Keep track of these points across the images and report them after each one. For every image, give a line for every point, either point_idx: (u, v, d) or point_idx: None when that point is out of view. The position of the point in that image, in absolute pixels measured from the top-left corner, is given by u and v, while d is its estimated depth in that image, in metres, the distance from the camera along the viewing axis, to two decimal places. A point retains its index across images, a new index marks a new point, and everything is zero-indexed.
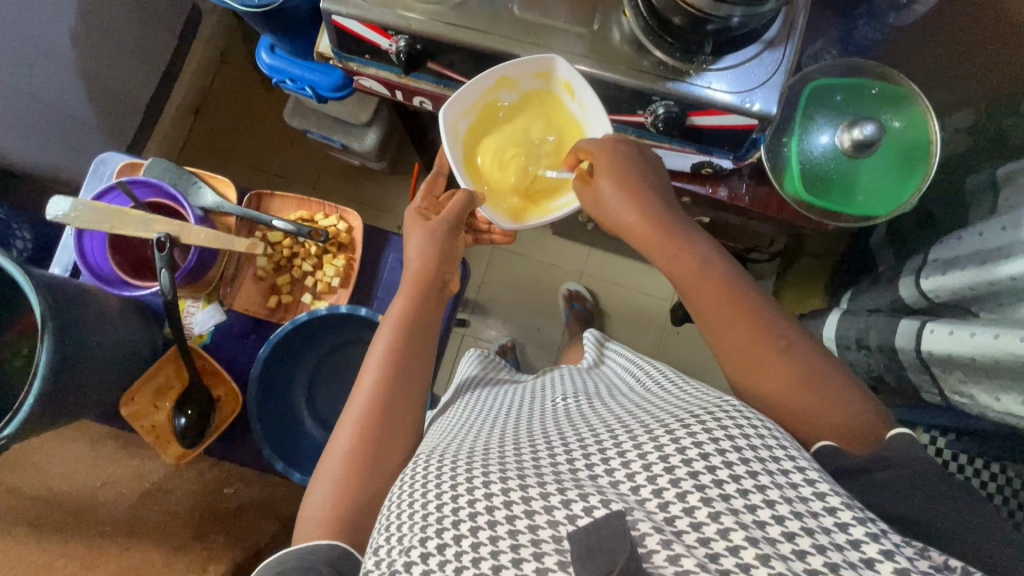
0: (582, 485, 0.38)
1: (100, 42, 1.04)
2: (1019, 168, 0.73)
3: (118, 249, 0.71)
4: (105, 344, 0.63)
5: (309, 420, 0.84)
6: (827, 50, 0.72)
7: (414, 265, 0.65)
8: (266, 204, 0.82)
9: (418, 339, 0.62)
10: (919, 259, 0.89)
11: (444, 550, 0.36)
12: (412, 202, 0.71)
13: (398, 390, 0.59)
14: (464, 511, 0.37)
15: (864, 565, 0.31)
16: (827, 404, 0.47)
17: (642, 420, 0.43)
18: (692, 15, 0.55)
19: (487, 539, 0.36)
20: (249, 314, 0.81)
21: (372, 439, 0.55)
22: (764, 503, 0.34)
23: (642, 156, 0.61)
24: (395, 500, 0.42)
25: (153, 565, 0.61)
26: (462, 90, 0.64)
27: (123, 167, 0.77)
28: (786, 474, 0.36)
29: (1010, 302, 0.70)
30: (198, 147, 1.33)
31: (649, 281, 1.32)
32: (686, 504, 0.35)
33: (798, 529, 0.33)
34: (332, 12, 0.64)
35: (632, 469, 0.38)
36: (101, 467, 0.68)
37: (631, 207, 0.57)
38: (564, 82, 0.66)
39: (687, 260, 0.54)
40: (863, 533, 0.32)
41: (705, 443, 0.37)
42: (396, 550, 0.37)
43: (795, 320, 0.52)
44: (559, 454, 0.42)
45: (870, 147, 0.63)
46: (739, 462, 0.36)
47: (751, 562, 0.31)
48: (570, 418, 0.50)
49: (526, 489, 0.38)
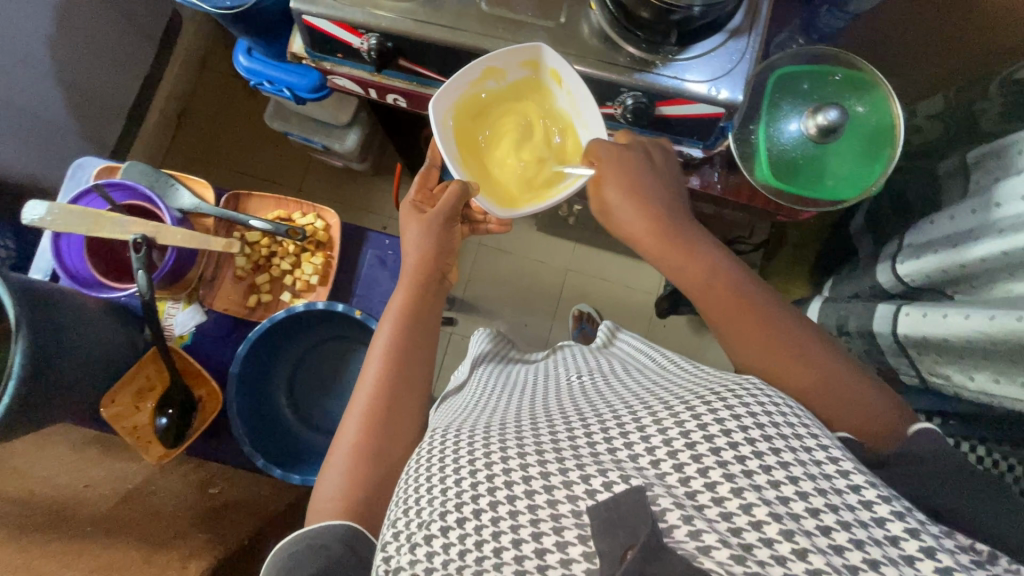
0: (600, 460, 0.38)
1: (78, 50, 1.04)
2: (987, 151, 0.74)
3: (95, 252, 0.72)
4: (81, 347, 0.64)
5: (291, 416, 0.88)
6: (792, 41, 0.74)
7: (412, 258, 0.67)
8: (244, 205, 0.83)
9: (418, 331, 0.63)
10: (895, 244, 0.90)
11: (464, 523, 0.37)
12: (407, 196, 0.72)
13: (402, 380, 0.60)
14: (483, 486, 0.38)
15: (890, 543, 0.30)
16: (818, 378, 0.48)
17: (663, 397, 0.42)
18: (656, 7, 0.56)
19: (507, 513, 0.36)
20: (230, 314, 0.82)
21: (377, 429, 0.56)
22: (788, 479, 0.33)
23: (656, 162, 0.63)
24: (412, 475, 0.43)
25: (135, 562, 0.58)
26: (451, 82, 0.64)
27: (100, 171, 0.78)
28: (809, 452, 0.34)
29: (983, 283, 0.71)
30: (182, 152, 1.33)
31: (634, 275, 1.33)
32: (707, 478, 0.34)
33: (823, 506, 0.31)
34: (302, 12, 0.65)
35: (651, 444, 0.37)
36: (83, 468, 0.68)
37: (640, 214, 0.59)
38: (552, 70, 0.66)
39: (698, 264, 0.56)
40: (890, 512, 0.31)
41: (728, 420, 0.36)
42: (414, 523, 0.39)
43: (774, 298, 0.53)
44: (578, 429, 0.42)
45: (835, 132, 0.64)
46: (761, 438, 0.35)
47: (774, 538, 0.31)
48: (588, 397, 0.50)
49: (546, 466, 0.38)
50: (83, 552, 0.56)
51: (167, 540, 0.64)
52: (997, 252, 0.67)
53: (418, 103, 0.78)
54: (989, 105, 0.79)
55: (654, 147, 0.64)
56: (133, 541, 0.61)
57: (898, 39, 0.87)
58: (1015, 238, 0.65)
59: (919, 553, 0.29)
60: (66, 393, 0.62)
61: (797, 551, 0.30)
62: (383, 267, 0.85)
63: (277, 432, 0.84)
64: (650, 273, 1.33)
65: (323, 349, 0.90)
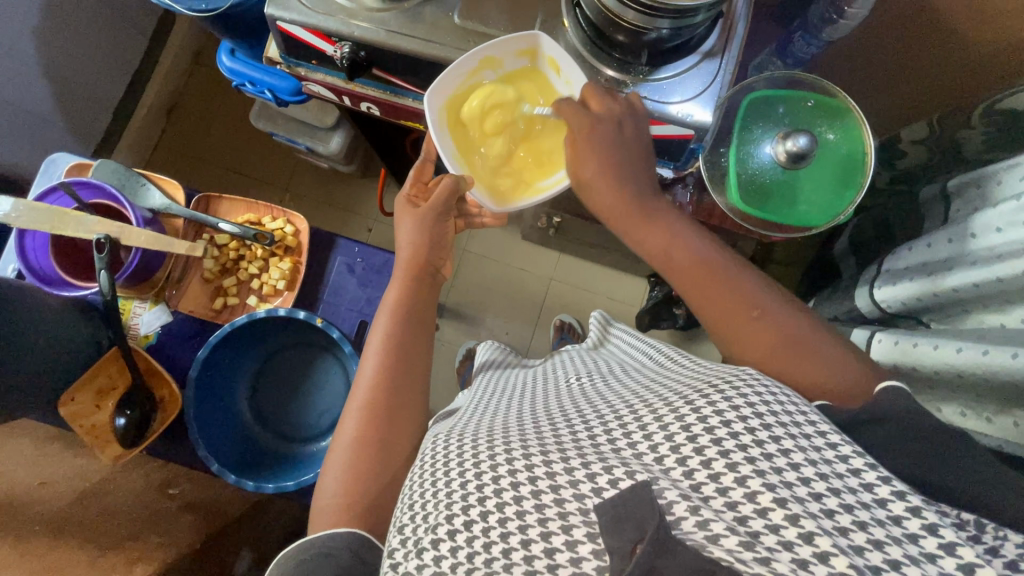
0: (605, 458, 0.37)
1: (65, 43, 1.05)
2: (967, 180, 0.72)
3: (61, 250, 0.73)
4: (37, 345, 0.65)
5: (251, 420, 0.90)
6: (771, 61, 0.76)
7: (406, 252, 0.66)
8: (215, 207, 0.86)
9: (414, 320, 0.62)
10: (874, 270, 0.87)
11: (471, 526, 0.35)
12: (401, 192, 0.70)
13: (402, 371, 0.59)
14: (489, 487, 0.37)
15: (892, 523, 0.30)
16: (809, 363, 0.46)
17: (660, 396, 0.42)
18: (628, 30, 0.56)
19: (514, 513, 0.35)
20: (195, 315, 0.85)
21: (380, 425, 0.55)
22: (789, 466, 0.32)
23: (630, 131, 0.57)
24: (416, 479, 0.42)
25: (77, 564, 0.58)
26: (447, 73, 0.61)
27: (71, 168, 0.81)
28: (808, 438, 0.34)
29: (957, 314, 0.69)
30: (171, 147, 1.34)
31: (617, 288, 1.33)
32: (711, 470, 0.33)
33: (825, 489, 0.31)
34: (275, 18, 0.64)
35: (655, 442, 0.36)
36: (40, 465, 0.68)
37: (609, 192, 0.57)
38: (550, 59, 0.63)
39: (660, 239, 0.56)
40: (889, 492, 0.31)
41: (727, 412, 0.36)
42: (422, 528, 0.37)
43: (761, 281, 0.52)
44: (584, 431, 0.41)
45: (805, 158, 0.63)
46: (760, 426, 0.34)
47: (780, 524, 0.29)
48: (588, 397, 0.49)
49: (551, 464, 0.37)
50: (26, 548, 0.56)
51: (114, 543, 0.63)
52: (969, 284, 0.65)
53: (392, 112, 0.78)
54: (971, 134, 0.77)
55: (632, 112, 0.58)
56: (78, 544, 0.60)
57: (882, 64, 0.85)
58: (987, 270, 0.63)
59: (921, 531, 0.29)
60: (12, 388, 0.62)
61: (803, 534, 0.29)
62: (350, 274, 0.89)
63: (235, 439, 0.86)
64: (633, 287, 1.33)
65: (290, 353, 0.92)
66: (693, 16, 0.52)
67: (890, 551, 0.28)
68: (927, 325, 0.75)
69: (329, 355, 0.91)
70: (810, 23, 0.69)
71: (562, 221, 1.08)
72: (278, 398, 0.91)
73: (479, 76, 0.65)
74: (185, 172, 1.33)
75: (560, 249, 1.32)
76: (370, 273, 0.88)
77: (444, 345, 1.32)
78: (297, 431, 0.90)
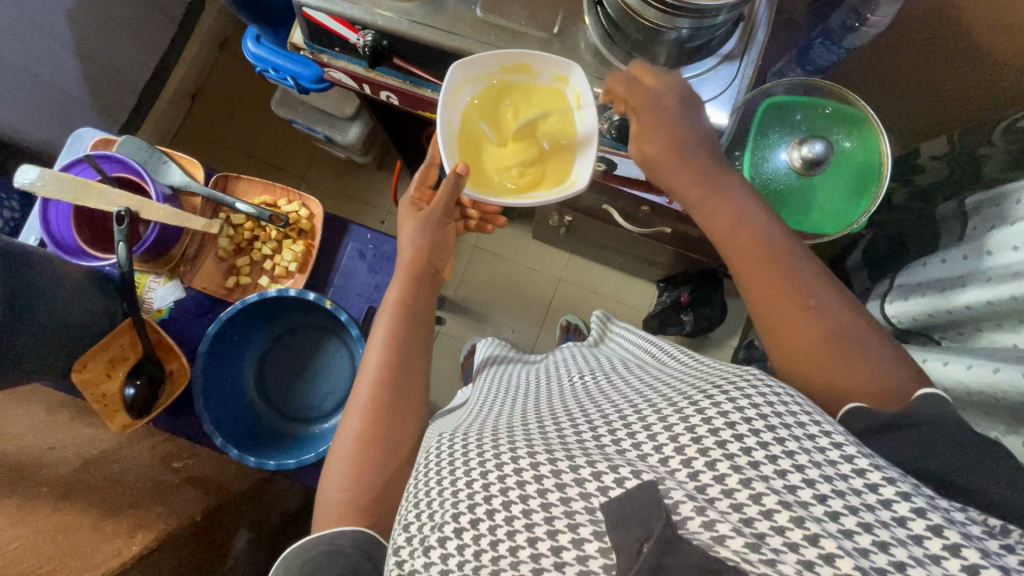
0: (611, 458, 0.36)
1: (96, 24, 1.08)
2: (986, 198, 0.70)
3: (83, 221, 0.76)
4: (52, 312, 0.67)
5: (255, 395, 0.91)
6: (790, 68, 0.78)
7: (407, 252, 0.66)
8: (232, 187, 0.89)
9: (419, 325, 0.62)
10: (886, 284, 0.86)
11: (478, 524, 0.35)
12: (406, 193, 0.71)
13: (403, 373, 0.58)
14: (495, 486, 0.37)
15: (896, 524, 0.29)
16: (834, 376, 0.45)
17: (660, 397, 0.41)
18: (649, 28, 0.56)
19: (521, 513, 0.35)
20: (207, 292, 0.87)
21: (383, 423, 0.55)
22: (794, 467, 0.32)
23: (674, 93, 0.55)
24: (422, 476, 0.42)
25: (80, 527, 0.58)
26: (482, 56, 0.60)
27: (97, 143, 0.85)
28: (812, 439, 0.33)
29: (970, 331, 0.68)
30: (192, 131, 1.37)
31: (626, 291, 1.33)
32: (717, 472, 0.33)
33: (830, 492, 0.31)
34: (301, 4, 0.65)
35: (659, 442, 0.36)
36: (50, 430, 0.70)
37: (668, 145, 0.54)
38: (576, 94, 0.63)
39: (721, 206, 0.52)
40: (894, 493, 0.30)
41: (731, 413, 0.35)
42: (429, 525, 0.37)
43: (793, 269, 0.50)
44: (588, 431, 0.40)
45: (820, 165, 0.63)
46: (764, 428, 0.34)
47: (785, 526, 0.30)
48: (590, 397, 0.48)
49: (556, 463, 0.37)
50: (30, 509, 0.56)
51: (120, 509, 0.64)
52: (983, 300, 0.64)
53: (410, 101, 0.79)
54: (992, 151, 0.74)
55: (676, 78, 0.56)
56: (82, 508, 0.61)
57: (902, 75, 0.83)
58: (1000, 287, 0.62)
59: (926, 532, 0.29)
60: (26, 352, 0.64)
61: (809, 536, 0.29)
62: (360, 262, 0.91)
63: (241, 414, 0.88)
64: (643, 291, 1.33)
65: (298, 336, 0.94)
66: (713, 16, 0.52)
67: (895, 553, 0.28)
68: (937, 342, 0.73)
69: (336, 339, 0.93)
70: (831, 30, 0.69)
71: (572, 221, 1.07)
72: (282, 379, 0.93)
73: (509, 80, 0.64)
74: (202, 156, 1.36)
75: (570, 250, 1.33)
76: (381, 260, 0.90)
77: (449, 341, 1.32)
78: (300, 412, 0.92)
